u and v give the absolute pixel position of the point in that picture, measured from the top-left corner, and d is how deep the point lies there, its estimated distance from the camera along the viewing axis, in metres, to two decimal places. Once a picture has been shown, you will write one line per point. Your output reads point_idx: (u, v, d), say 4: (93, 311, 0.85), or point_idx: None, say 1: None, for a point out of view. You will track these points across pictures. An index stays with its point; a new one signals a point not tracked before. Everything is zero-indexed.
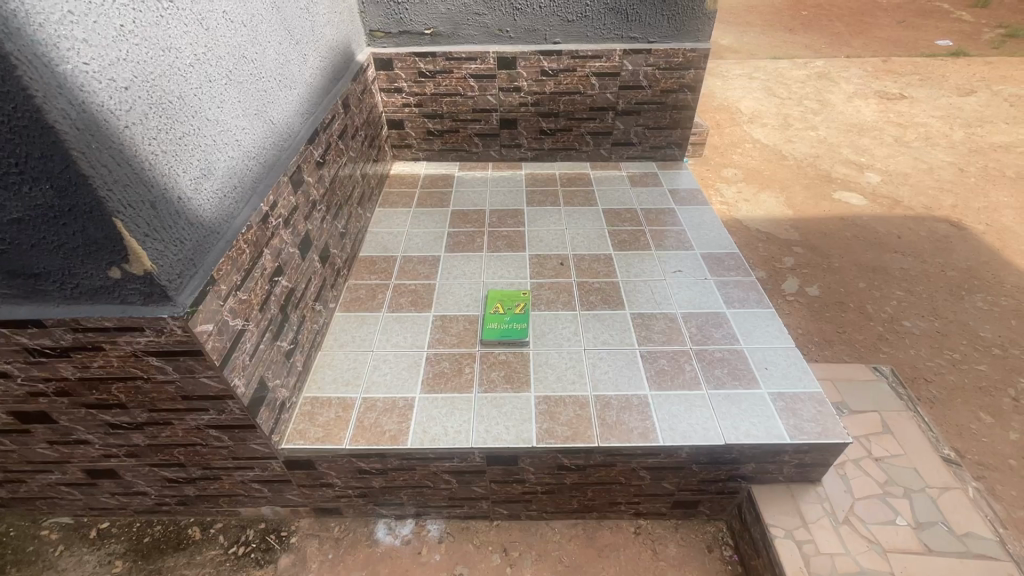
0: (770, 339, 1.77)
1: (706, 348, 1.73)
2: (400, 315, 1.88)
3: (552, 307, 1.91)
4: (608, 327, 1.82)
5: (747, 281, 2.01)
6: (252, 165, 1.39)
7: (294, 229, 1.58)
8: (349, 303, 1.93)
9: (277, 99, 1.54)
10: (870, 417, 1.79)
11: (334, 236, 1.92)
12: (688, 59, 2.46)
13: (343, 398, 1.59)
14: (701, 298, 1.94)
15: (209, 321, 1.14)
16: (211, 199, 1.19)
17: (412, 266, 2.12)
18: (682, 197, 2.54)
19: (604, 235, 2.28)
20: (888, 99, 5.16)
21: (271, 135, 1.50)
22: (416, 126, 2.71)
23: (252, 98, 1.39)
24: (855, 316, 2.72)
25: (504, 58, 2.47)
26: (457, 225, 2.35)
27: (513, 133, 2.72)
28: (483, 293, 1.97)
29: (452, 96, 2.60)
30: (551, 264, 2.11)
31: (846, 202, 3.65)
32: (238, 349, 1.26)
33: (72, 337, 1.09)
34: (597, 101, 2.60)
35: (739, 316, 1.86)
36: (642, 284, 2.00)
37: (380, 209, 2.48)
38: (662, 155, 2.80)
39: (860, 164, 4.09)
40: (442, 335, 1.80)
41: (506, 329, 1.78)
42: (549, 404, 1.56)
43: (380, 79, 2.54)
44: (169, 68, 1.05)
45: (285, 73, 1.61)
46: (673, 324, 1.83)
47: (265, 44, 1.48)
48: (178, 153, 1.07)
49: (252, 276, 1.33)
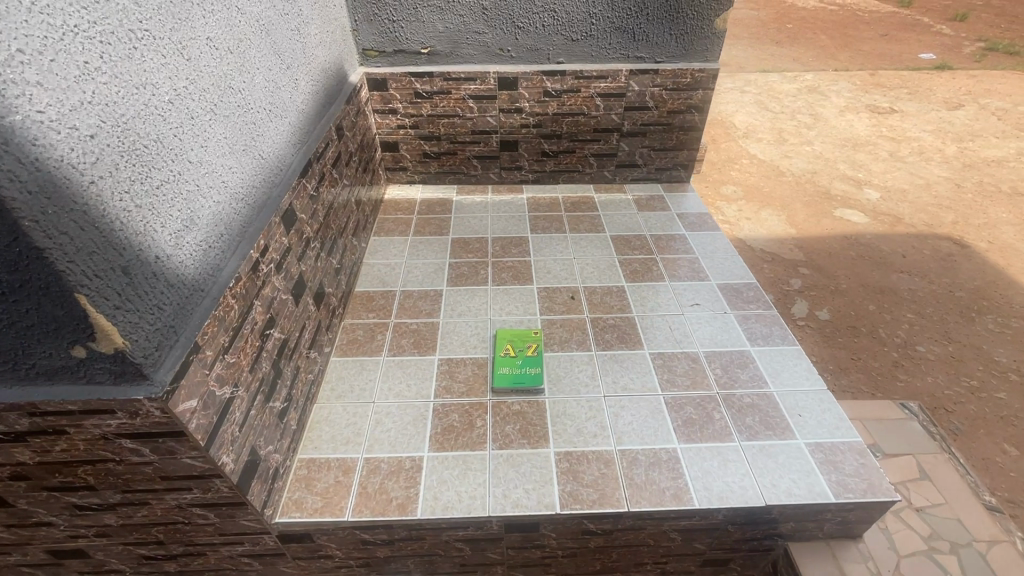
0: (800, 380, 1.66)
1: (733, 393, 1.62)
2: (402, 360, 1.74)
3: (565, 346, 1.78)
4: (627, 370, 1.69)
5: (768, 315, 1.90)
6: (241, 207, 1.24)
7: (287, 273, 1.43)
8: (346, 346, 1.78)
9: (267, 130, 1.39)
10: (905, 462, 1.69)
11: (328, 274, 1.77)
12: (696, 79, 2.37)
13: (343, 459, 1.44)
14: (723, 335, 1.83)
15: (192, 396, 0.99)
16: (194, 253, 1.04)
17: (413, 302, 1.97)
18: (691, 222, 2.44)
19: (614, 265, 2.16)
20: (879, 113, 5.17)
21: (261, 170, 1.35)
22: (411, 149, 2.58)
23: (240, 132, 1.24)
24: (869, 342, 2.64)
25: (505, 79, 2.36)
26: (459, 255, 2.21)
27: (513, 155, 2.61)
28: (490, 333, 1.83)
29: (450, 117, 2.48)
30: (561, 298, 1.99)
31: (848, 220, 3.60)
32: (226, 421, 1.10)
33: (29, 421, 0.93)
34: (601, 122, 2.50)
35: (765, 355, 1.75)
36: (659, 320, 1.89)
37: (375, 237, 2.34)
38: (667, 178, 2.71)
39: (857, 180, 4.06)
40: (449, 382, 1.66)
41: (519, 375, 1.65)
42: (570, 462, 1.43)
43: (373, 99, 2.40)
44: (145, 107, 0.91)
45: (276, 102, 1.46)
46: (696, 365, 1.71)
47: (254, 71, 1.33)
48: (155, 205, 0.92)
49: (242, 334, 1.18)
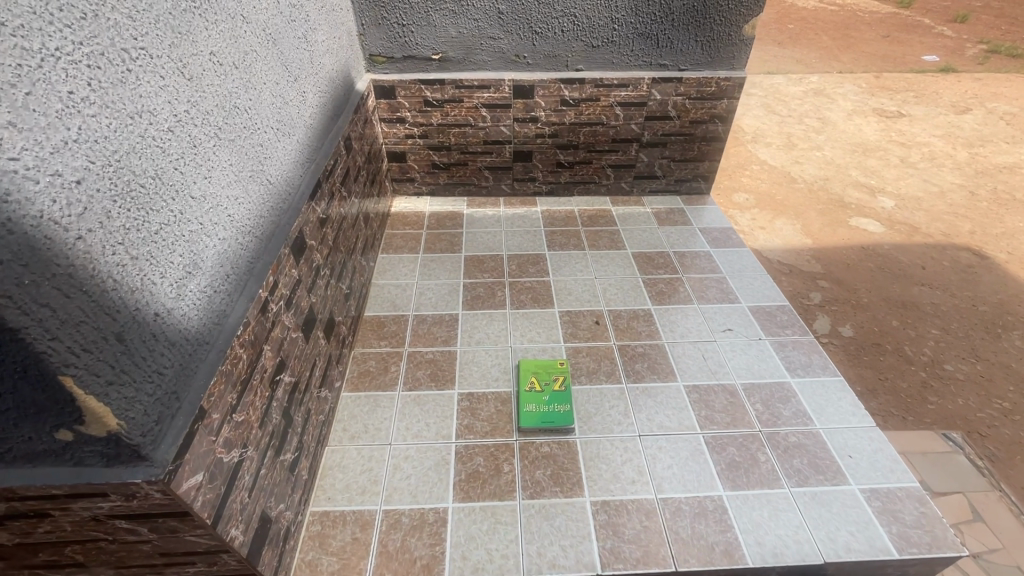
0: (846, 416, 1.56)
1: (777, 431, 1.51)
2: (419, 394, 1.61)
3: (594, 378, 1.66)
4: (662, 405, 1.58)
5: (805, 342, 1.80)
6: (248, 241, 1.11)
7: (296, 308, 1.30)
8: (358, 379, 1.65)
9: (275, 151, 1.26)
10: (956, 500, 1.60)
11: (338, 301, 1.64)
12: (721, 88, 2.26)
13: (360, 512, 1.31)
14: (759, 364, 1.72)
15: (197, 470, 0.85)
16: (197, 302, 0.91)
17: (427, 328, 1.85)
18: (714, 237, 2.33)
19: (638, 286, 2.05)
20: (887, 117, 5.09)
21: (269, 197, 1.22)
22: (419, 159, 2.44)
23: (246, 157, 1.11)
24: (895, 360, 2.54)
25: (521, 87, 2.24)
26: (473, 275, 2.09)
27: (527, 166, 2.48)
28: (513, 363, 1.71)
29: (461, 127, 2.35)
30: (585, 323, 1.87)
31: (864, 229, 3.51)
32: (234, 489, 0.97)
33: (5, 506, 0.79)
34: (620, 132, 2.38)
35: (806, 387, 1.64)
36: (691, 348, 1.77)
37: (383, 254, 2.20)
38: (687, 189, 2.59)
39: (871, 187, 3.97)
40: (471, 420, 1.53)
41: (547, 413, 1.53)
42: (609, 514, 1.31)
43: (381, 108, 2.27)
44: (142, 140, 0.78)
45: (284, 120, 1.33)
46: (734, 399, 1.60)
47: (261, 87, 1.20)
48: (154, 253, 0.79)
49: (249, 387, 1.05)
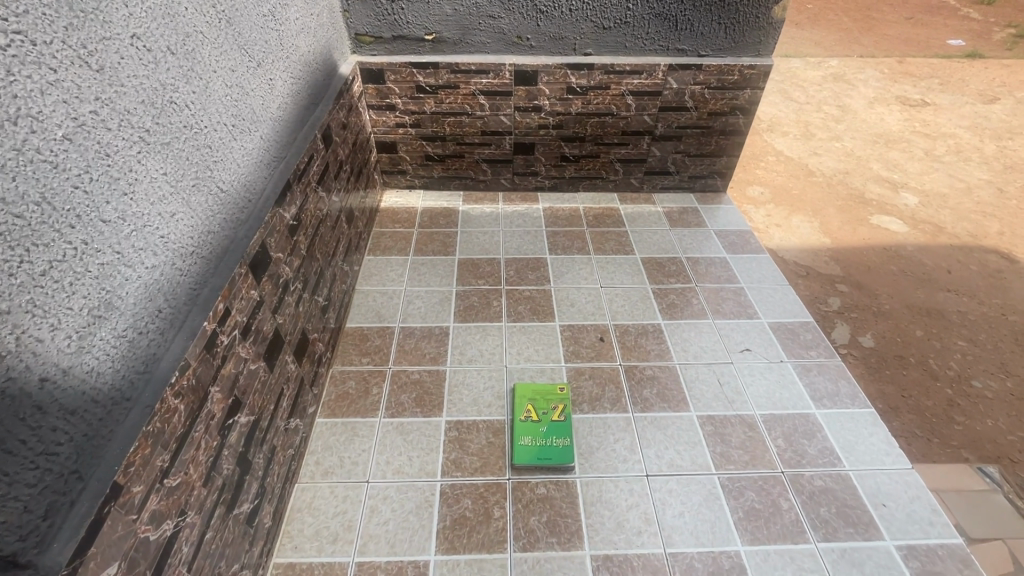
0: (878, 455, 1.39)
1: (802, 473, 1.35)
2: (402, 422, 1.45)
3: (597, 406, 1.50)
4: (672, 439, 1.42)
5: (831, 366, 1.62)
6: (192, 264, 0.93)
7: (257, 335, 1.13)
8: (335, 403, 1.49)
9: (229, 152, 1.07)
10: (996, 548, 1.44)
11: (312, 317, 1.46)
12: (745, 76, 2.04)
13: (329, 565, 1.16)
14: (781, 392, 1.55)
15: (110, 562, 0.69)
16: (111, 351, 0.73)
17: (414, 343, 1.67)
18: (731, 242, 2.13)
19: (646, 296, 1.87)
20: (910, 106, 4.81)
21: (221, 207, 1.04)
22: (411, 150, 2.24)
23: (188, 162, 0.93)
24: (919, 375, 2.37)
25: (523, 72, 2.02)
26: (467, 281, 1.91)
27: (529, 159, 2.28)
28: (508, 386, 1.54)
29: (456, 115, 2.14)
30: (588, 340, 1.70)
31: (886, 228, 3.30)
32: (165, 569, 0.81)
33: None
34: (631, 123, 2.17)
35: (834, 420, 1.47)
36: (706, 372, 1.60)
37: (369, 256, 2.02)
38: (701, 187, 2.39)
39: (893, 182, 3.74)
40: (459, 454, 1.37)
41: (544, 448, 1.37)
42: (611, 571, 1.16)
43: (368, 93, 2.06)
44: (16, 156, 0.60)
45: (243, 114, 1.13)
46: (753, 433, 1.44)
47: (209, 75, 1.01)
48: (38, 301, 0.62)
49: (191, 440, 0.88)
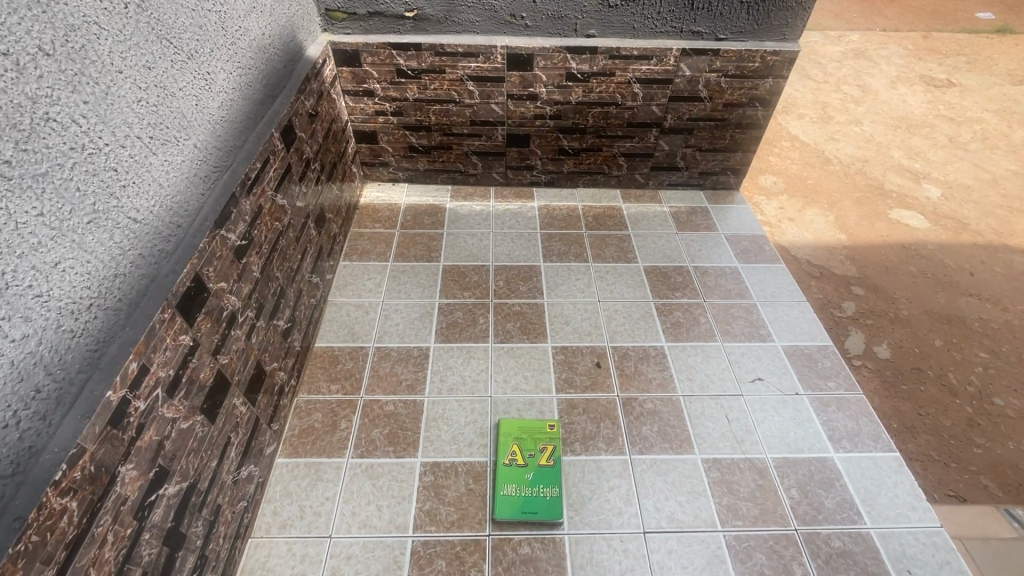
0: (904, 509, 1.25)
1: (818, 531, 1.20)
2: (372, 464, 1.29)
3: (591, 447, 1.34)
4: (674, 488, 1.27)
5: (852, 400, 1.46)
6: (90, 320, 0.75)
7: (191, 385, 0.96)
8: (298, 440, 1.33)
9: (147, 170, 0.88)
10: None
11: (271, 345, 1.29)
12: (767, 64, 1.81)
13: None
14: (796, 431, 1.39)
15: None
16: None
17: (389, 367, 1.51)
18: (744, 249, 1.94)
19: (649, 313, 1.69)
20: (935, 86, 4.50)
21: (135, 240, 0.85)
22: (393, 141, 2.03)
23: (78, 193, 0.74)
24: (938, 392, 2.21)
25: (517, 56, 1.79)
26: (451, 293, 1.73)
27: (523, 151, 2.07)
28: (491, 422, 1.38)
29: (443, 103, 1.92)
30: (583, 365, 1.53)
31: (906, 224, 3.09)
32: None
33: None
34: (638, 114, 1.95)
35: (855, 467, 1.32)
36: (713, 406, 1.44)
37: (345, 261, 1.84)
38: (712, 184, 2.18)
39: (915, 172, 3.50)
40: (434, 504, 1.23)
41: (529, 499, 1.22)
42: None
43: (343, 77, 1.84)
44: None
45: (167, 120, 0.94)
46: (765, 482, 1.28)
47: (112, 76, 0.81)
48: None
49: (90, 540, 0.72)
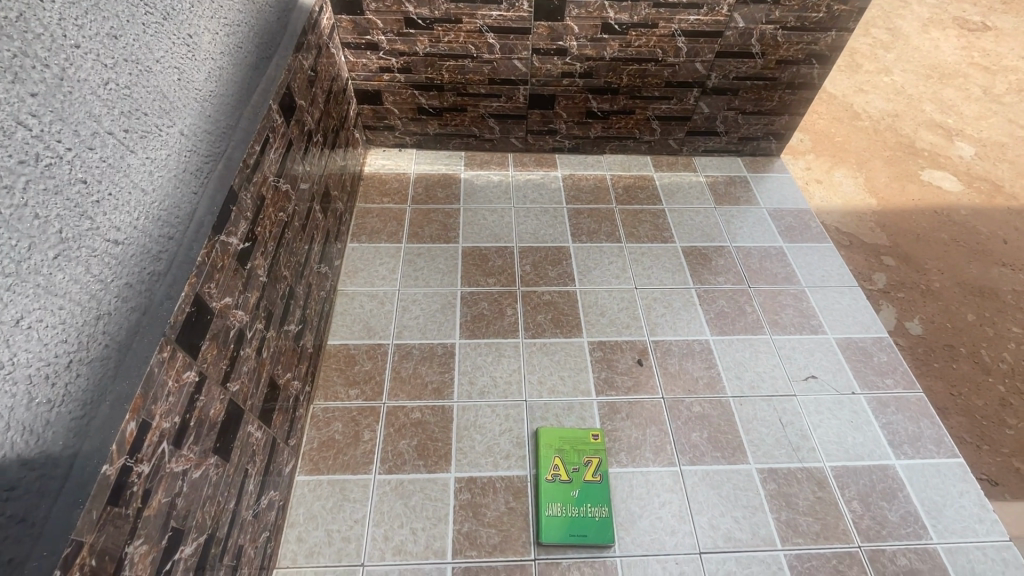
0: (970, 522, 1.18)
1: (882, 549, 1.13)
2: (402, 481, 1.19)
3: (637, 458, 1.24)
4: (728, 503, 1.18)
5: (912, 400, 1.36)
6: (71, 381, 0.59)
7: (200, 426, 0.82)
8: (319, 456, 1.22)
9: (125, 172, 0.69)
10: None
11: (283, 353, 1.14)
12: (834, 14, 1.58)
13: None
14: (854, 436, 1.30)
15: None
16: None
17: (411, 368, 1.37)
18: (788, 225, 1.79)
19: (691, 302, 1.55)
20: (969, 31, 3.96)
21: (121, 266, 0.67)
22: (400, 101, 1.79)
23: (32, 218, 0.56)
24: (969, 369, 1.81)
25: (547, 3, 1.54)
26: (474, 281, 1.57)
27: (547, 114, 1.84)
28: (529, 432, 1.27)
29: (457, 58, 1.67)
30: (624, 363, 1.41)
31: (938, 186, 2.58)
32: None
33: None
34: (679, 72, 1.72)
35: (918, 476, 1.24)
36: (765, 408, 1.33)
37: (353, 243, 1.65)
38: (752, 150, 1.99)
39: (947, 128, 3.01)
40: (473, 525, 1.13)
41: (575, 521, 1.13)
42: None
43: (343, 28, 1.58)
44: None
45: (145, 104, 0.74)
46: (824, 494, 1.20)
47: (67, 52, 0.61)
48: None
49: None
